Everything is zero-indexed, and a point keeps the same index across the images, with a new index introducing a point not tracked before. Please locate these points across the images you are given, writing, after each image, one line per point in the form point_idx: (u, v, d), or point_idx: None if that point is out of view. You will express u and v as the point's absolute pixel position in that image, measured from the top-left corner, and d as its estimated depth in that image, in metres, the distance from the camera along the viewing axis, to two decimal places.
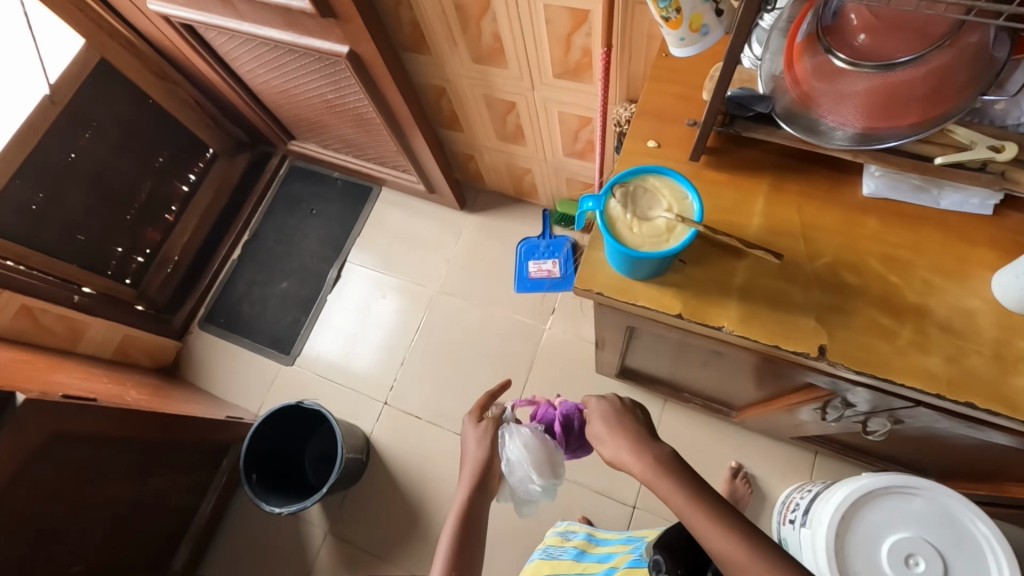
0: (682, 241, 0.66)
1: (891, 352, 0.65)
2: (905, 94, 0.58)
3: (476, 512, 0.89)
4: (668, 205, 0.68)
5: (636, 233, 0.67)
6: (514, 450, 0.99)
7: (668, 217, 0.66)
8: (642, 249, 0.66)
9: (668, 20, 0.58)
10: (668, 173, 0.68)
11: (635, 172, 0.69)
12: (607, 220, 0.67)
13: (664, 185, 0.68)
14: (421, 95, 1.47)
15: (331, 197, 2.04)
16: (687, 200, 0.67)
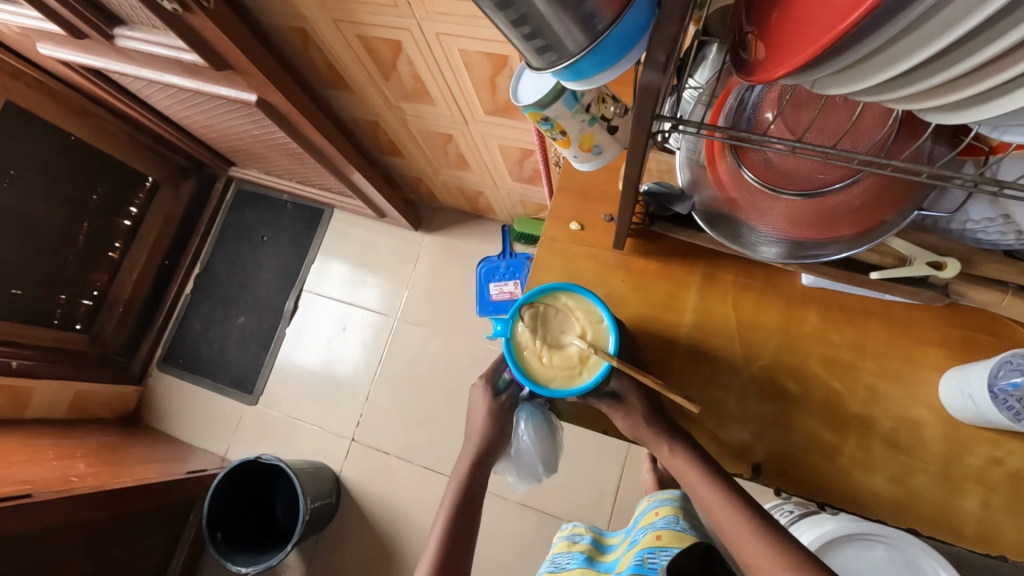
0: (595, 375, 0.60)
1: (830, 472, 0.60)
2: (828, 214, 0.51)
3: (474, 490, 0.74)
4: (581, 328, 0.62)
5: (547, 365, 0.61)
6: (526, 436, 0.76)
7: (580, 346, 0.60)
8: (552, 384, 0.60)
9: (556, 139, 0.49)
10: (580, 293, 0.62)
11: (544, 292, 0.63)
12: (514, 348, 0.61)
13: (576, 306, 0.62)
14: (352, 125, 1.35)
15: (282, 222, 1.93)
16: (602, 324, 0.61)
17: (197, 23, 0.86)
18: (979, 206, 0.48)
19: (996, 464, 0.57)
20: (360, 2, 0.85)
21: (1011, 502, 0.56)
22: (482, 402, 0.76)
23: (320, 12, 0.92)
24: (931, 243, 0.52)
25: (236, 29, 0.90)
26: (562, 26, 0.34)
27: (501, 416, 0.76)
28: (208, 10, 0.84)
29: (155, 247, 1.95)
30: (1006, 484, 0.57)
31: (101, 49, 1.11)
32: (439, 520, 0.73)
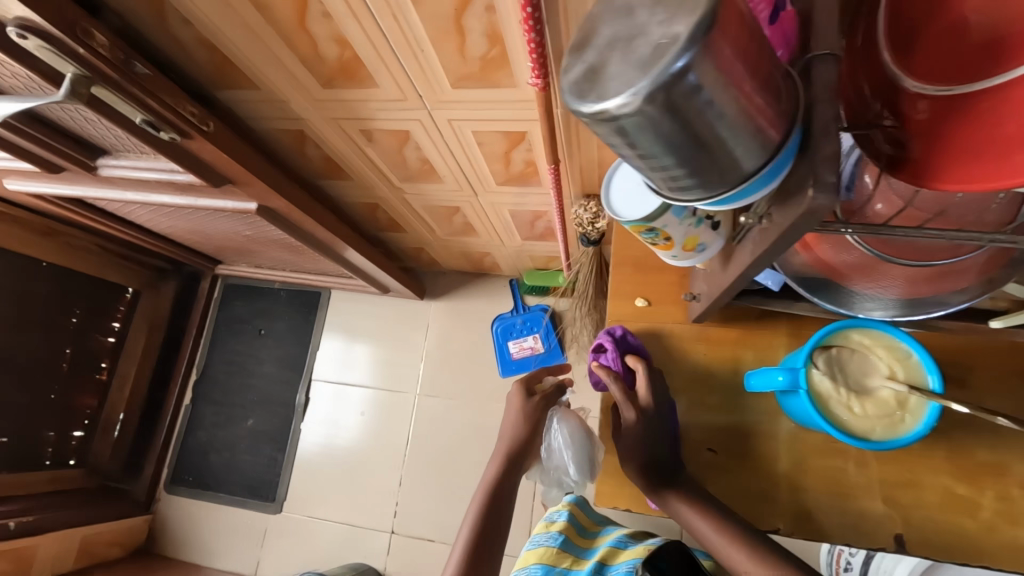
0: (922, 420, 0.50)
1: (977, 530, 0.56)
2: (949, 269, 0.46)
3: (503, 494, 0.79)
4: (887, 368, 0.52)
5: (855, 413, 0.52)
6: (558, 437, 0.86)
7: (895, 388, 0.51)
8: (868, 435, 0.51)
9: (656, 244, 0.46)
10: (877, 327, 0.52)
11: (833, 329, 0.53)
12: (812, 399, 0.52)
13: (875, 343, 0.53)
14: (349, 210, 1.30)
15: (279, 312, 1.85)
16: (915, 359, 0.51)
17: (195, 147, 0.80)
18: None
19: None
20: (366, 101, 0.81)
21: None
22: (519, 401, 0.88)
23: (320, 113, 0.87)
24: None
25: (235, 145, 0.84)
26: (715, 162, 0.30)
27: (536, 420, 0.87)
28: (209, 133, 0.78)
29: (144, 361, 1.80)
30: None
31: (80, 178, 1.03)
32: (470, 516, 0.78)
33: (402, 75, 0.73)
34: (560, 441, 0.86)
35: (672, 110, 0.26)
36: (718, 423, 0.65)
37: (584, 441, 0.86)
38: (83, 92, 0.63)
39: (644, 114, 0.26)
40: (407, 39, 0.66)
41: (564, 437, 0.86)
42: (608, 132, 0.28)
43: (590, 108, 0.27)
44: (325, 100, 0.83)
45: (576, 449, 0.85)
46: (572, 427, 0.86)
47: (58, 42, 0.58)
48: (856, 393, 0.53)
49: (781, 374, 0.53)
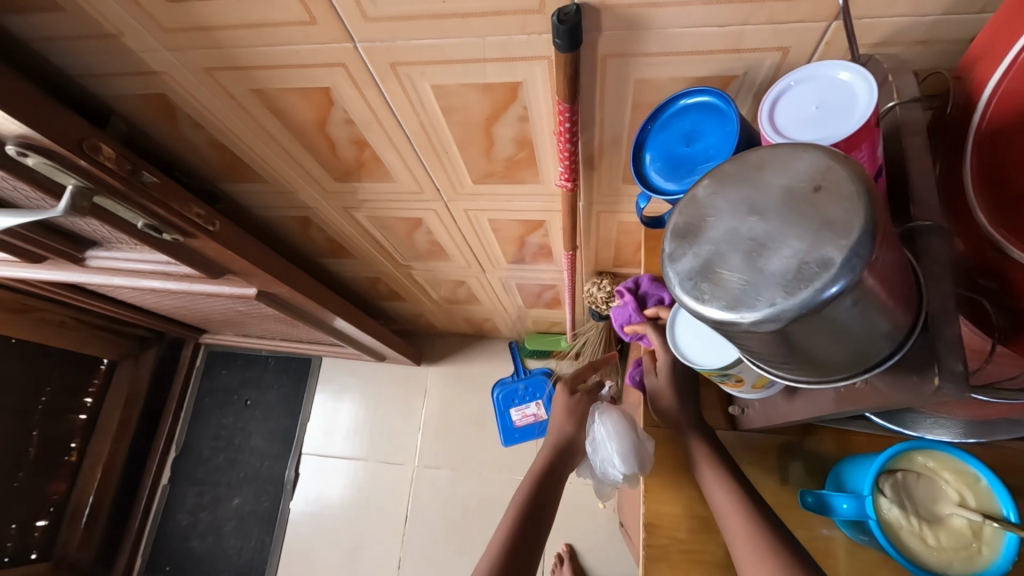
0: (1001, 552, 0.47)
1: None
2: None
3: (538, 514, 0.69)
4: (957, 493, 0.49)
5: (930, 544, 0.49)
6: (601, 429, 0.70)
7: (968, 516, 0.48)
8: (946, 569, 0.48)
9: (726, 381, 0.44)
10: (944, 450, 0.50)
11: (896, 451, 0.51)
12: (882, 530, 0.49)
13: (943, 466, 0.50)
14: (349, 283, 1.26)
15: (267, 381, 1.76)
16: (984, 484, 0.48)
17: (199, 245, 0.76)
18: None
19: None
20: (380, 193, 0.79)
21: None
22: (563, 395, 0.82)
23: (330, 202, 0.84)
24: None
25: (240, 237, 0.80)
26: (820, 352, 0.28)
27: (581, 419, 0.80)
28: (214, 233, 0.74)
29: (120, 438, 1.66)
30: None
31: (64, 264, 0.97)
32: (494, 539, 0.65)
33: (421, 171, 0.71)
34: (603, 432, 0.69)
35: (813, 326, 0.24)
36: None
37: (633, 432, 0.66)
38: (85, 205, 0.58)
39: (770, 331, 0.24)
40: (432, 142, 0.64)
41: (606, 429, 0.69)
42: (729, 332, 0.26)
43: (716, 314, 0.25)
44: (337, 191, 0.79)
45: (620, 440, 0.66)
46: (615, 416, 0.69)
47: (60, 157, 0.54)
48: (927, 520, 0.50)
49: (844, 501, 0.51)
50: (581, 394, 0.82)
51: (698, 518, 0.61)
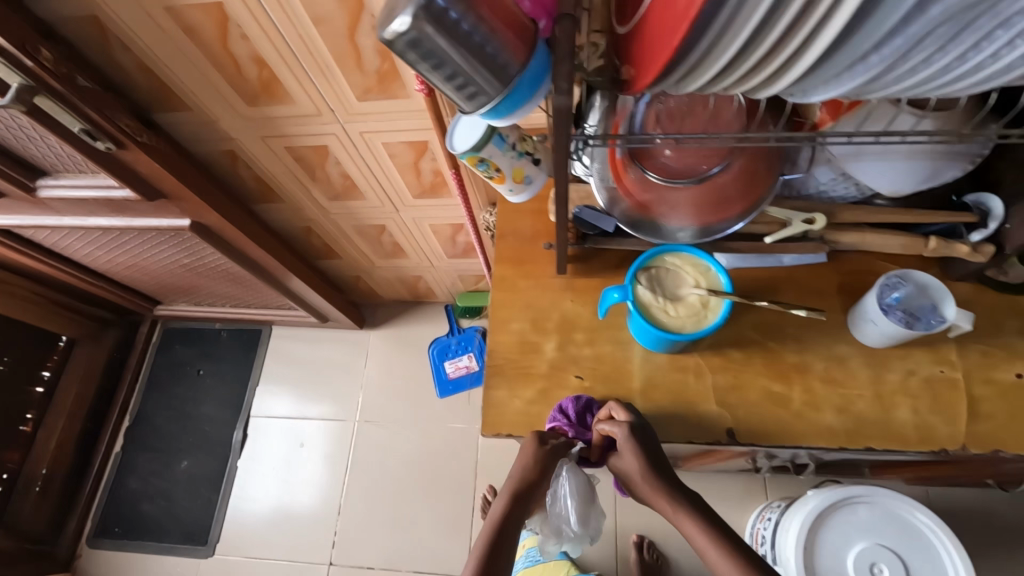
0: (720, 314, 0.63)
1: (790, 417, 0.68)
2: (721, 193, 0.63)
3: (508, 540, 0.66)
4: (694, 279, 0.66)
5: (673, 315, 0.64)
6: (564, 486, 0.73)
7: (699, 293, 0.64)
8: (683, 330, 0.63)
9: (492, 177, 0.59)
10: (685, 250, 0.66)
11: (652, 253, 0.67)
12: (639, 308, 0.64)
13: (685, 262, 0.66)
14: (286, 238, 1.40)
15: (219, 353, 1.87)
16: (712, 271, 0.65)
17: (130, 158, 0.91)
18: (821, 167, 0.64)
19: (912, 374, 0.68)
20: (286, 117, 0.95)
21: (935, 401, 0.66)
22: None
23: (249, 132, 1.00)
24: (801, 205, 0.65)
25: (168, 157, 0.96)
26: (482, 75, 0.43)
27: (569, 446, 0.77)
28: (143, 143, 0.90)
29: (75, 411, 1.73)
30: (924, 388, 0.67)
31: (21, 203, 1.11)
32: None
33: (313, 90, 0.88)
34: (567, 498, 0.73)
35: (440, 26, 0.40)
36: (585, 356, 0.75)
37: (591, 496, 0.74)
38: (28, 100, 0.74)
39: (420, 28, 0.40)
40: (314, 57, 0.81)
41: (570, 487, 0.72)
42: (407, 49, 0.41)
43: (390, 28, 0.40)
44: (252, 117, 0.96)
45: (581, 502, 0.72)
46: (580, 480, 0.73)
47: (9, 55, 0.70)
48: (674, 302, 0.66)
49: (614, 291, 0.66)
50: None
51: (527, 342, 0.76)
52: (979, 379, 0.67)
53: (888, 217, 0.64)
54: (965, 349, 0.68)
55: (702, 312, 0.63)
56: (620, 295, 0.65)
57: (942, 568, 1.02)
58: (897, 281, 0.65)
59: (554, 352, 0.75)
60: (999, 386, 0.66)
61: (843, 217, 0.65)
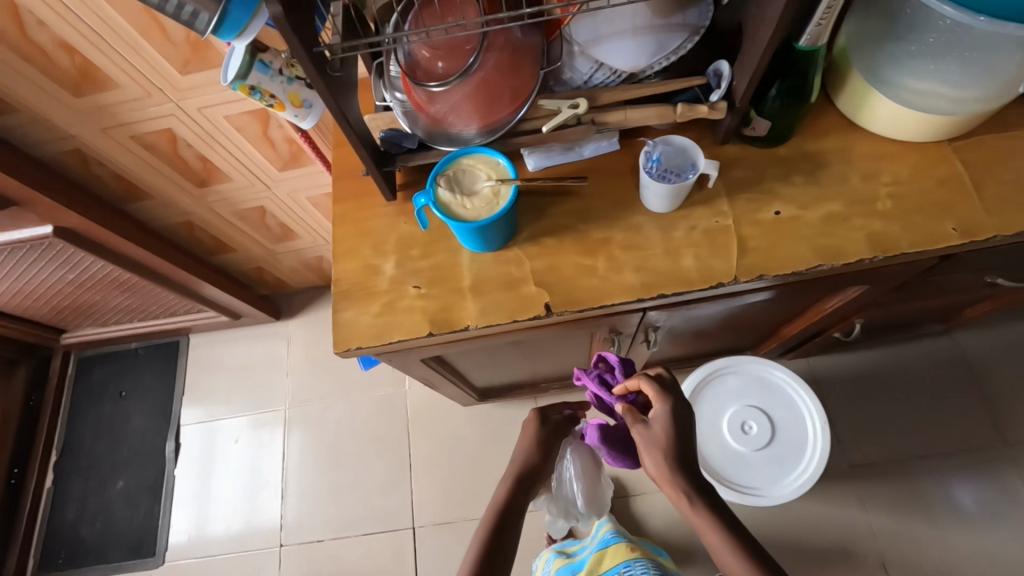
0: (510, 199, 0.71)
1: (597, 283, 0.77)
2: (493, 87, 0.70)
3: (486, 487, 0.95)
4: (487, 174, 0.73)
5: (471, 209, 0.72)
6: (571, 467, 1.03)
7: (491, 184, 0.72)
8: (481, 219, 0.71)
9: (272, 105, 0.65)
10: (476, 150, 0.74)
11: (447, 160, 0.74)
12: (441, 208, 0.72)
13: (477, 161, 0.74)
14: (170, 237, 1.41)
15: (139, 370, 1.86)
16: (501, 163, 0.73)
17: None
18: (579, 59, 0.72)
19: (694, 228, 0.78)
20: (118, 104, 0.97)
21: (713, 247, 0.77)
22: (536, 427, 0.99)
23: (88, 126, 1.02)
24: (567, 94, 0.73)
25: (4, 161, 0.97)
26: None
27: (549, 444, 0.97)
28: None
29: None
30: (704, 237, 0.77)
31: None
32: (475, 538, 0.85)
33: (132, 70, 0.91)
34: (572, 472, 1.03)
35: None
36: (421, 268, 0.82)
37: (592, 472, 1.04)
38: None
39: None
40: (120, 36, 0.84)
41: (576, 467, 1.03)
42: None
43: None
44: (83, 109, 0.98)
45: (584, 483, 1.03)
46: (583, 459, 1.03)
47: None
48: (472, 197, 0.73)
49: (420, 198, 0.73)
50: (551, 422, 1.00)
51: (367, 266, 0.83)
52: (747, 222, 0.77)
53: (640, 91, 0.73)
54: (735, 198, 0.79)
55: (493, 200, 0.71)
56: (427, 199, 0.73)
57: (802, 414, 1.15)
58: (655, 145, 0.74)
59: (393, 270, 0.82)
60: (763, 224, 0.77)
61: (603, 98, 0.73)
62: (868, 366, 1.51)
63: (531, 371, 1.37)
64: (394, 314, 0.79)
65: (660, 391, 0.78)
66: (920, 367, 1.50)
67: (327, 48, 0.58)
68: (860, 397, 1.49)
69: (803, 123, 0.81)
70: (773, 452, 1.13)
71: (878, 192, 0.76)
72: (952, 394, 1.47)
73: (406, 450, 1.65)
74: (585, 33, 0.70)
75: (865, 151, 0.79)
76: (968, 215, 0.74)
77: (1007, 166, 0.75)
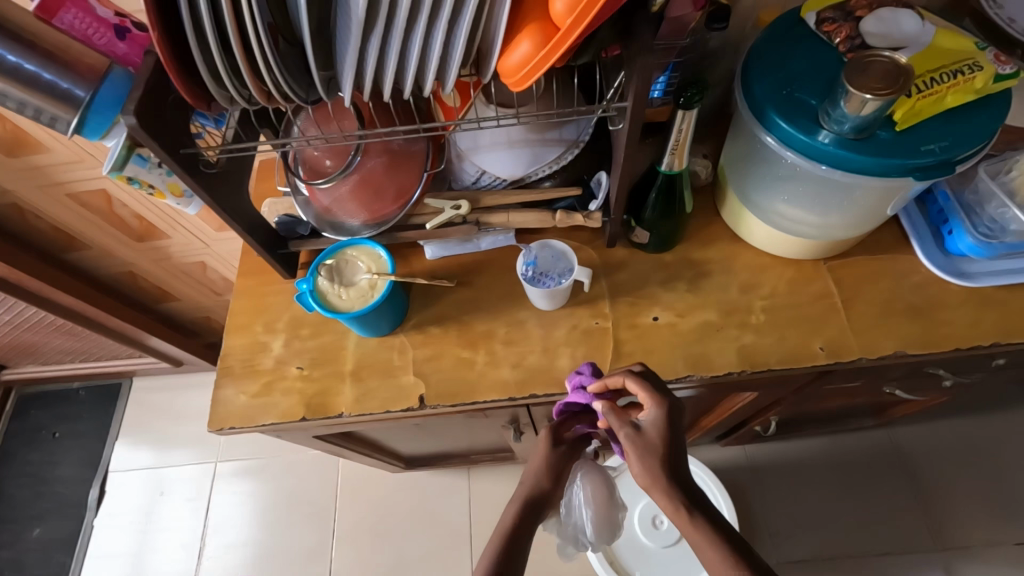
0: (384, 293, 0.73)
1: (473, 377, 0.78)
2: (377, 185, 0.73)
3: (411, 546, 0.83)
4: (368, 266, 0.76)
5: (346, 299, 0.74)
6: (581, 493, 0.76)
7: (368, 277, 0.74)
8: (354, 310, 0.73)
9: (153, 193, 0.69)
10: (361, 242, 0.77)
11: (333, 248, 0.77)
12: (318, 296, 0.74)
13: (361, 253, 0.76)
14: (112, 287, 1.43)
15: (77, 413, 1.83)
16: (383, 257, 0.76)
17: None
18: (465, 162, 0.75)
19: (574, 328, 0.80)
20: (51, 166, 1.02)
21: (588, 348, 0.78)
22: (546, 448, 0.70)
23: (23, 184, 1.06)
24: (453, 194, 0.76)
25: None
26: (49, 99, 0.55)
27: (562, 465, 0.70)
28: None
29: None
30: (581, 338, 0.79)
31: None
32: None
33: (63, 138, 0.95)
34: (583, 499, 0.76)
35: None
36: (307, 348, 0.83)
37: (607, 500, 0.77)
38: None
39: None
40: None
41: (586, 493, 0.76)
42: None
43: None
44: (17, 169, 1.02)
45: (598, 510, 0.76)
46: (596, 482, 0.75)
47: None
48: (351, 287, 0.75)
49: (301, 284, 0.76)
50: (564, 444, 0.72)
51: (257, 343, 0.84)
52: (624, 325, 0.79)
53: (522, 197, 0.76)
54: (615, 301, 0.80)
55: (367, 293, 0.73)
56: (307, 286, 0.75)
57: (713, 512, 1.12)
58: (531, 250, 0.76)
59: (281, 348, 0.83)
60: (639, 328, 0.79)
61: (487, 201, 0.76)
62: (806, 458, 1.47)
63: (455, 444, 1.35)
64: (274, 394, 0.80)
65: (651, 389, 0.59)
66: (859, 462, 1.46)
67: (195, 149, 0.61)
68: (797, 491, 1.44)
69: (688, 231, 0.83)
70: (682, 550, 1.10)
71: (752, 304, 0.78)
72: (890, 493, 1.42)
73: (333, 515, 1.61)
74: (469, 140, 0.73)
75: (745, 262, 0.81)
76: (834, 335, 0.75)
77: (877, 287, 0.77)
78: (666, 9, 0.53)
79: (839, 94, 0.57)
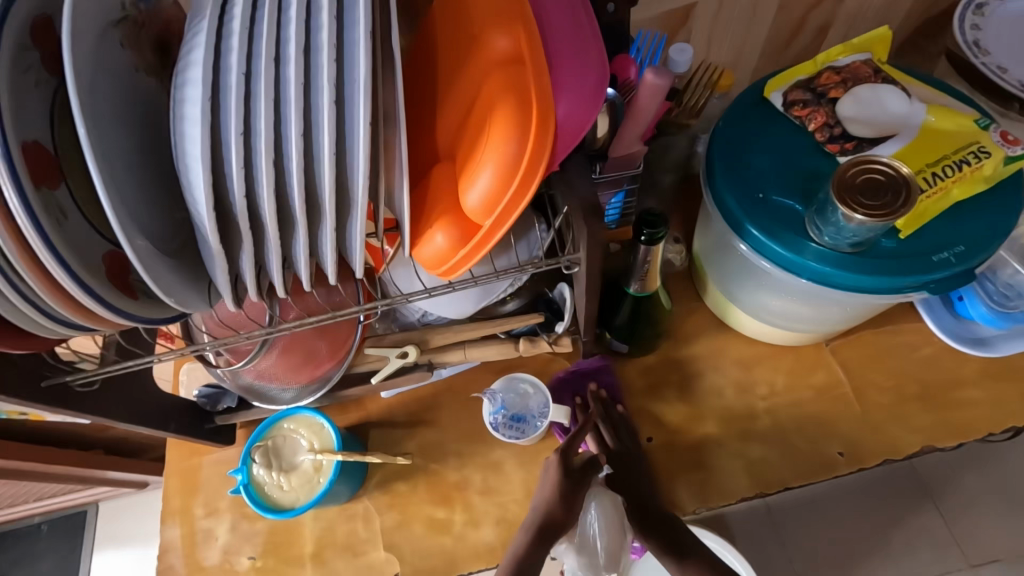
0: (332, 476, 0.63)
1: (452, 542, 0.68)
2: (306, 348, 0.60)
3: None
4: (310, 441, 0.65)
5: (289, 488, 0.63)
6: (594, 521, 0.60)
7: (312, 458, 0.64)
8: (299, 503, 0.63)
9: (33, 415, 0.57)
10: (298, 413, 0.66)
11: (267, 425, 0.66)
12: (255, 490, 0.63)
13: (300, 425, 0.66)
14: (50, 429, 1.29)
15: (41, 550, 1.68)
16: (326, 428, 0.65)
17: None
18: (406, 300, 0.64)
19: None
20: None
21: None
22: (556, 475, 0.60)
23: None
24: (397, 338, 0.64)
25: None
26: None
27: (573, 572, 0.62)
28: None
29: None
30: None
31: None
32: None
33: None
34: (598, 529, 0.60)
35: None
36: (257, 531, 0.71)
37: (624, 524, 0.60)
38: None
39: None
40: None
41: (600, 522, 0.60)
42: None
43: None
44: None
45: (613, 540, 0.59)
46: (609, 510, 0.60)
47: None
48: (293, 470, 0.65)
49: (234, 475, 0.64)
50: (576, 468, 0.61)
51: (197, 532, 0.72)
52: None
53: (478, 330, 0.65)
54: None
55: (312, 480, 0.63)
56: (241, 478, 0.63)
57: None
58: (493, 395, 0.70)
59: (226, 535, 0.71)
60: None
61: (437, 340, 0.65)
62: None
63: None
64: None
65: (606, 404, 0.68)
66: None
67: (59, 379, 0.48)
68: None
69: (672, 327, 0.73)
70: None
71: (755, 408, 0.69)
72: None
73: None
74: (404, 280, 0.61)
75: (739, 355, 0.71)
76: (851, 435, 0.66)
77: (888, 370, 0.68)
78: (610, 149, 0.47)
79: (828, 203, 0.47)
